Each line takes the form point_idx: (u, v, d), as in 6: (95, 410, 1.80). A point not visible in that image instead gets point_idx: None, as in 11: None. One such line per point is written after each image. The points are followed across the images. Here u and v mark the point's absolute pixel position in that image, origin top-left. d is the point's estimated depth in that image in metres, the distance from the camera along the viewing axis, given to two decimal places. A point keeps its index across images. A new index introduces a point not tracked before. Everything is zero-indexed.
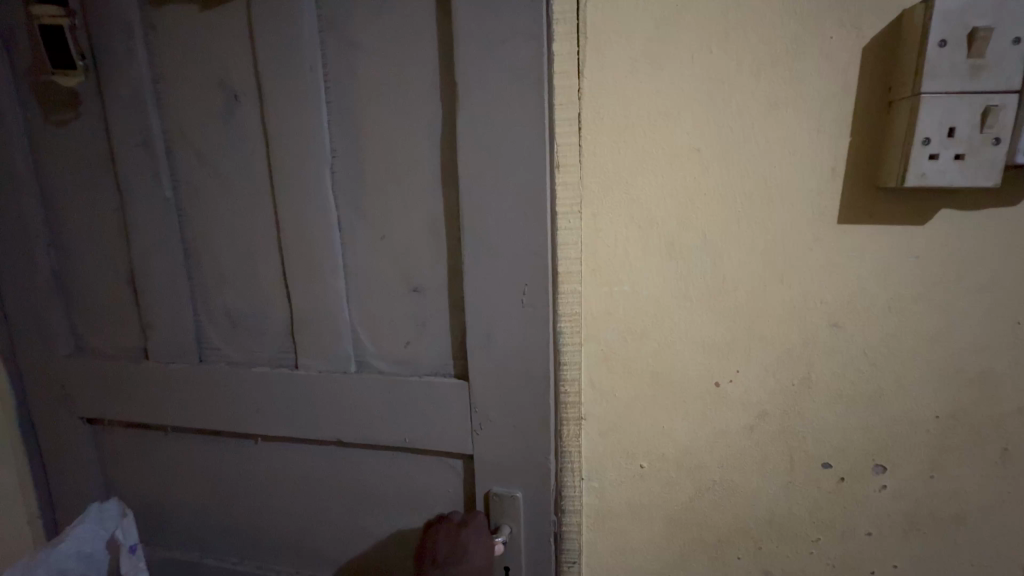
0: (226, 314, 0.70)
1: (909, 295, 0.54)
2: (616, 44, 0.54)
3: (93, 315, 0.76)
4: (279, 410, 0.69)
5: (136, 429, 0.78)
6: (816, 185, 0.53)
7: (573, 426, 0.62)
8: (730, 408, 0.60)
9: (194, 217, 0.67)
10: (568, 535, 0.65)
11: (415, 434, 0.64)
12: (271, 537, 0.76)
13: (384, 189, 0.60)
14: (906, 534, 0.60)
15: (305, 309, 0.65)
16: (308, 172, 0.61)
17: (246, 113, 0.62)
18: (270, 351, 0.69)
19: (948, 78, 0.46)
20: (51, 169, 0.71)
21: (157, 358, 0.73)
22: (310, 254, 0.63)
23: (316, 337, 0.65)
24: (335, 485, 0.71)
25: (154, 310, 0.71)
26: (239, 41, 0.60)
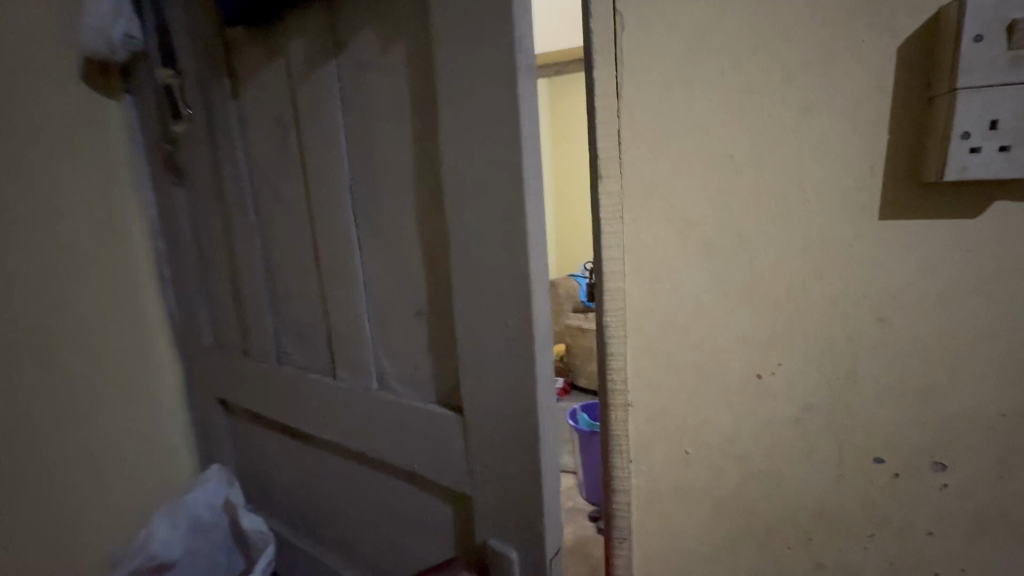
0: (293, 323, 0.84)
1: (964, 288, 0.53)
2: (650, 65, 0.59)
3: (226, 315, 0.96)
4: (325, 415, 0.81)
5: (246, 415, 0.99)
6: (854, 183, 0.55)
7: (619, 412, 0.67)
8: (773, 399, 0.62)
9: (276, 238, 0.82)
10: (619, 514, 0.71)
11: (418, 460, 0.70)
12: (329, 529, 0.90)
13: (399, 223, 0.66)
14: (973, 536, 0.58)
15: (340, 325, 0.77)
16: (339, 206, 0.71)
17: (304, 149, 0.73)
18: (320, 361, 0.83)
19: (987, 72, 0.46)
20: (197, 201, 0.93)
21: (254, 355, 0.92)
22: (346, 277, 0.73)
23: (349, 350, 0.77)
24: (368, 494, 0.80)
25: (258, 315, 0.88)
26: (284, 90, 0.73)
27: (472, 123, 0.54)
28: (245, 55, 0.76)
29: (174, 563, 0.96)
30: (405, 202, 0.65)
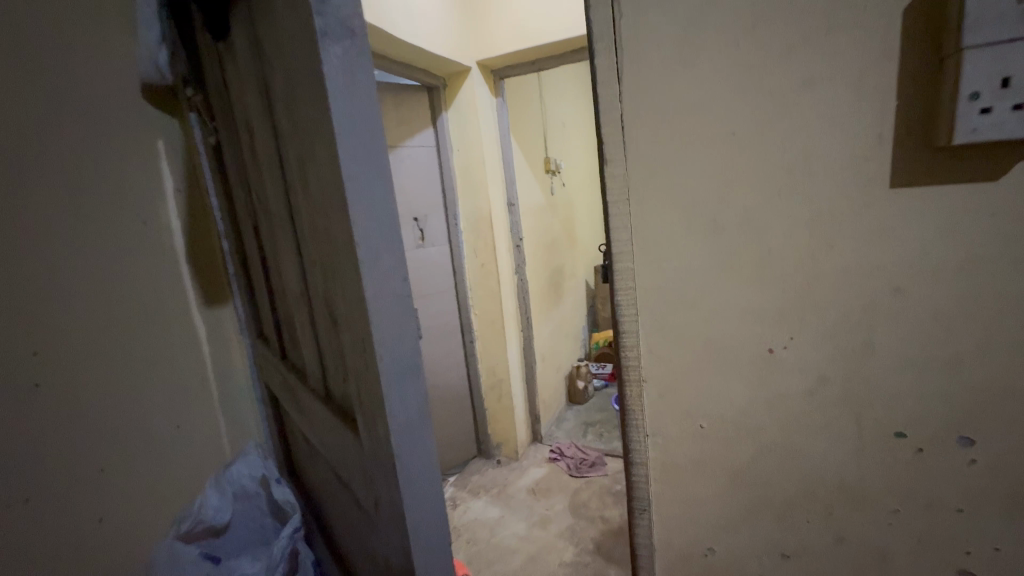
0: (276, 321, 0.88)
1: (986, 255, 0.51)
2: (649, 47, 0.60)
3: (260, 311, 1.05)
4: (299, 417, 0.83)
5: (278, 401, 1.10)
6: (862, 152, 0.54)
7: (635, 387, 0.71)
8: (785, 372, 0.63)
9: (253, 238, 0.87)
10: (639, 485, 0.75)
11: (345, 464, 0.70)
12: (334, 523, 0.94)
13: (292, 220, 0.66)
14: (1007, 512, 0.56)
15: (292, 322, 0.80)
16: (269, 206, 0.73)
17: (249, 155, 0.76)
18: (293, 359, 0.84)
19: (996, 28, 0.44)
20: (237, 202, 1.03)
21: (269, 350, 0.97)
22: (285, 276, 0.76)
23: (298, 347, 0.79)
24: (342, 503, 0.81)
25: (266, 312, 0.94)
26: (231, 94, 0.76)
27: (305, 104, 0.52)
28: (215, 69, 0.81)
29: (228, 527, 1.03)
30: (295, 199, 0.63)
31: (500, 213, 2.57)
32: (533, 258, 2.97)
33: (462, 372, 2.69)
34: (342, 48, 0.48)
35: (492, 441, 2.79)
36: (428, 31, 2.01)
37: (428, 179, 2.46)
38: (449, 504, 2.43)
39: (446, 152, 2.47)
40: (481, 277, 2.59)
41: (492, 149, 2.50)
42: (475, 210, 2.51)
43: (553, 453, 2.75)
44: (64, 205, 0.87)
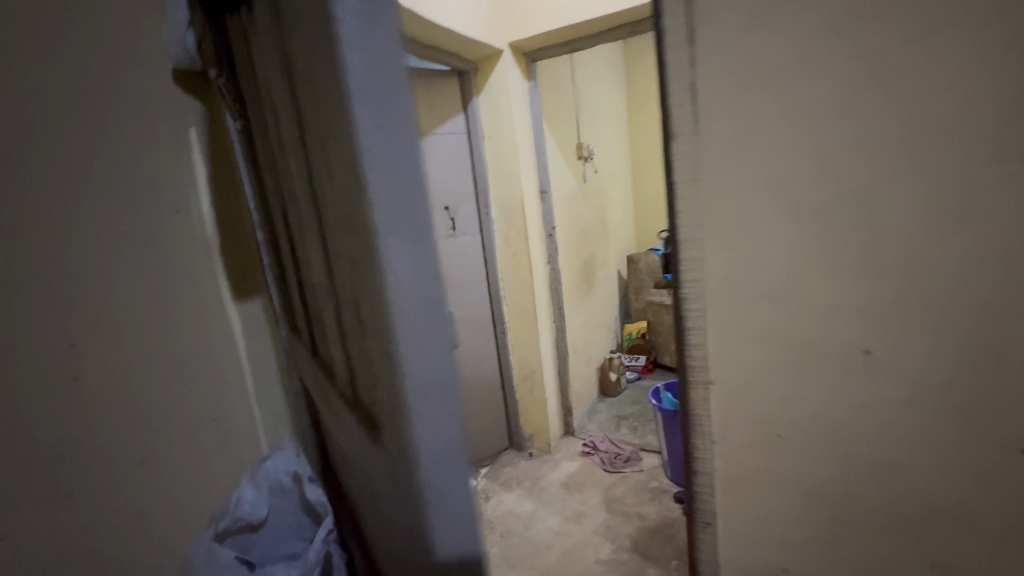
0: (305, 312, 0.85)
1: None
2: None
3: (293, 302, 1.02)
4: (331, 415, 0.81)
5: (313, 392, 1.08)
6: None
7: None
8: None
9: (283, 225, 0.83)
10: None
11: (374, 464, 0.67)
12: (369, 522, 0.90)
13: (313, 213, 0.64)
14: None
15: (318, 316, 0.77)
16: (293, 198, 0.71)
17: (274, 136, 0.72)
18: (321, 354, 0.82)
19: None
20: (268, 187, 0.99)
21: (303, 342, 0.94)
22: (310, 271, 0.73)
23: (326, 343, 0.77)
24: (373, 500, 0.78)
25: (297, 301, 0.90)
26: (257, 70, 0.71)
27: (324, 91, 0.49)
28: (241, 42, 0.76)
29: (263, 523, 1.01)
30: (316, 189, 0.61)
31: (532, 201, 2.50)
32: (566, 247, 2.89)
33: (494, 362, 2.65)
34: (356, 24, 0.45)
35: (525, 433, 2.75)
36: (460, 12, 1.94)
37: (460, 167, 2.40)
38: (481, 496, 2.41)
39: (478, 139, 2.40)
40: (513, 267, 2.53)
41: (524, 135, 2.42)
42: (506, 198, 2.45)
43: (586, 447, 2.70)
44: (102, 192, 0.86)
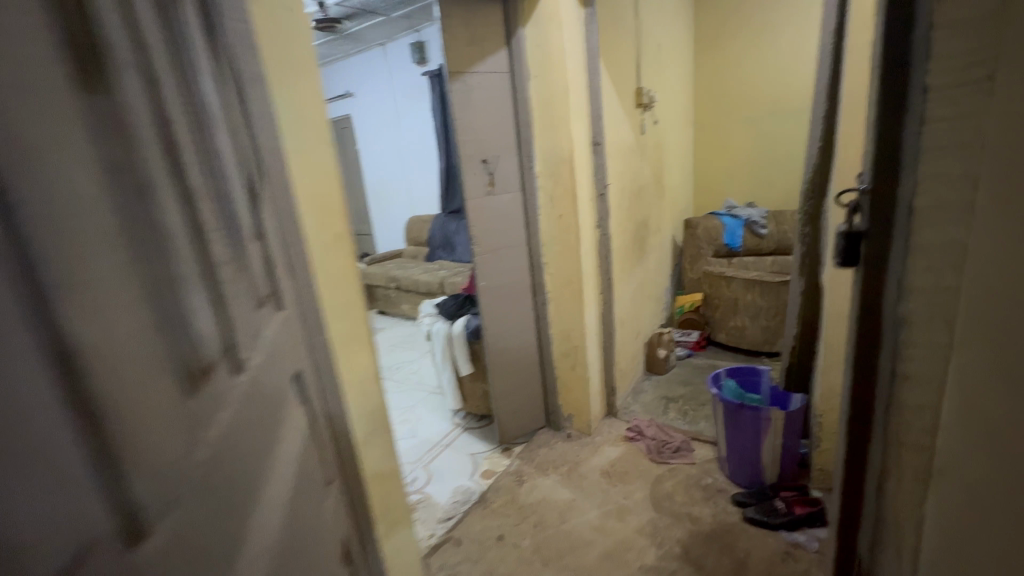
0: (246, 281, 0.62)
1: None
2: None
3: (273, 276, 0.77)
4: (270, 412, 0.62)
5: (311, 381, 0.87)
6: None
7: None
8: None
9: (217, 162, 0.58)
10: None
11: (261, 508, 0.50)
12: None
13: (143, 173, 0.39)
14: None
15: (233, 292, 0.56)
16: (169, 125, 0.46)
17: (146, 20, 0.45)
18: (254, 339, 0.61)
19: None
20: (241, 116, 0.72)
21: (274, 319, 0.73)
22: (206, 231, 0.50)
23: (242, 329, 0.57)
24: (293, 535, 0.60)
25: (255, 268, 0.68)
26: None
27: None
28: None
29: None
30: (109, 142, 0.35)
31: (583, 153, 2.16)
32: (618, 210, 2.56)
33: (533, 335, 2.42)
34: None
35: (563, 413, 2.53)
36: None
37: (500, 113, 2.09)
38: (514, 478, 2.24)
39: (522, 79, 2.06)
40: (559, 231, 2.22)
41: (577, 74, 2.05)
42: (553, 150, 2.10)
43: (631, 431, 2.45)
44: None
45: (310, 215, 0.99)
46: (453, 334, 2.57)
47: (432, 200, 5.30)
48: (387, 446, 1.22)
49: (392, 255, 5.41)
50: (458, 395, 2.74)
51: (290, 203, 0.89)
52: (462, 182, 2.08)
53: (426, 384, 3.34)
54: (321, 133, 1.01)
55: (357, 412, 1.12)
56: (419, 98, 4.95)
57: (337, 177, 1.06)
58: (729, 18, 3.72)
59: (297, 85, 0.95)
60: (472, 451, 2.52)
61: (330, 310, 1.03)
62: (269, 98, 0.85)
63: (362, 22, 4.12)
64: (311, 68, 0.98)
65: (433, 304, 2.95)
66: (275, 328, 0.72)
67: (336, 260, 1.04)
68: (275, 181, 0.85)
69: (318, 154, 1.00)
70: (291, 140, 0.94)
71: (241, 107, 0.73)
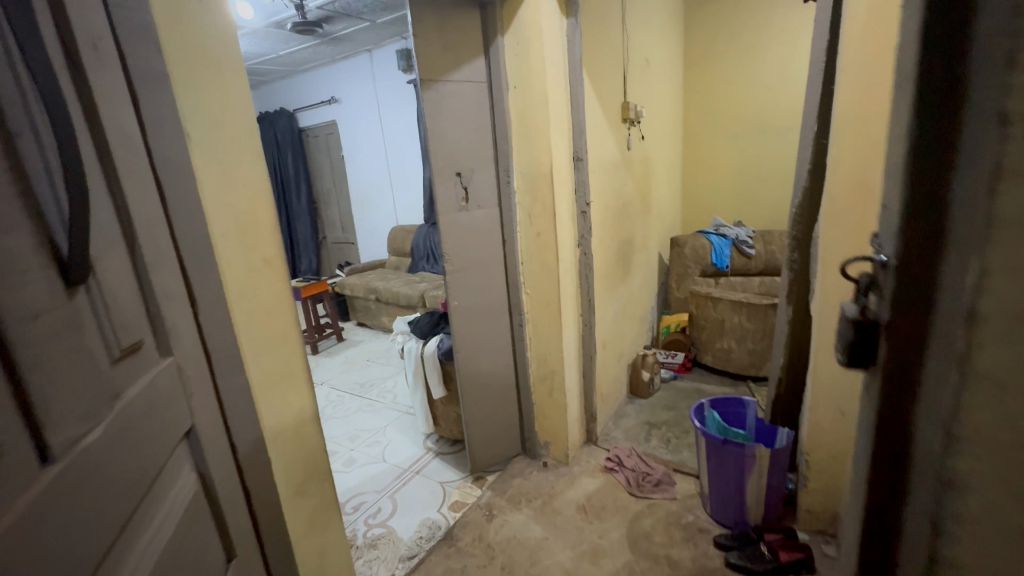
0: (89, 329, 0.49)
1: None
2: None
3: (153, 314, 0.63)
4: (111, 494, 0.49)
5: (213, 434, 0.74)
6: None
7: None
8: None
9: (43, 179, 0.45)
10: None
11: None
12: None
13: None
14: None
15: (41, 344, 0.42)
16: None
17: None
18: (88, 402, 0.47)
19: None
20: (110, 120, 0.59)
21: (150, 369, 0.59)
22: None
23: (56, 394, 0.43)
24: None
25: (114, 309, 0.55)
26: None
27: None
28: None
29: None
30: None
31: (563, 168, 2.05)
32: (601, 227, 2.45)
33: (508, 358, 2.28)
34: None
35: (539, 440, 2.39)
36: None
37: (476, 124, 1.98)
38: (484, 513, 2.09)
39: (500, 89, 1.95)
40: (537, 249, 2.09)
41: (557, 86, 1.95)
42: (532, 165, 1.99)
43: (610, 461, 2.32)
44: None
45: (229, 235, 0.86)
46: (425, 354, 2.43)
47: (417, 210, 5.17)
48: (324, 495, 1.08)
49: (374, 265, 5.26)
50: (430, 418, 2.59)
51: (197, 222, 0.76)
52: (434, 196, 1.96)
53: (400, 403, 3.18)
54: (243, 144, 0.89)
55: (284, 461, 0.97)
56: (405, 106, 4.85)
57: (265, 194, 0.93)
58: (719, 34, 3.67)
59: (213, 88, 0.83)
60: (442, 479, 2.37)
61: (248, 342, 0.89)
62: (168, 102, 0.72)
63: (346, 27, 4.01)
64: (230, 69, 0.86)
65: (406, 322, 2.80)
66: (149, 380, 0.59)
67: (260, 288, 0.91)
68: (172, 197, 0.72)
69: (238, 167, 0.88)
70: (203, 149, 0.81)
71: (112, 108, 0.60)
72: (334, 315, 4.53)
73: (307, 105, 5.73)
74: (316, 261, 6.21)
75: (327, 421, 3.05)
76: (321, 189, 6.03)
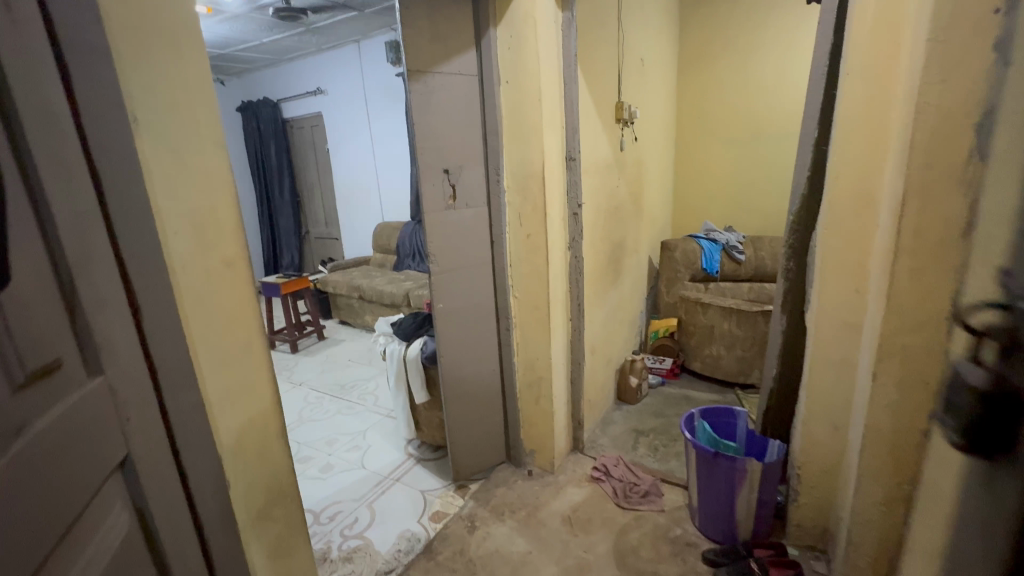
0: None
1: None
2: None
3: (78, 326, 0.54)
4: None
5: (156, 465, 0.65)
6: None
7: None
8: None
9: None
10: None
11: None
12: None
13: None
14: None
15: None
16: None
17: None
18: None
19: None
20: (27, 98, 0.50)
21: (64, 397, 0.50)
22: None
23: None
24: None
25: (17, 328, 0.46)
26: None
27: None
28: None
29: None
30: None
31: (555, 168, 1.97)
32: (593, 230, 2.39)
33: (494, 363, 2.21)
34: None
35: (525, 448, 2.32)
36: None
37: (466, 119, 1.90)
38: (466, 524, 2.01)
39: (491, 84, 1.87)
40: (526, 251, 2.02)
41: (552, 83, 1.87)
42: (523, 164, 1.91)
43: (597, 471, 2.26)
44: None
45: (183, 233, 0.76)
46: (408, 358, 2.34)
47: (404, 206, 5.06)
48: (290, 517, 0.99)
49: (359, 262, 5.13)
50: (412, 423, 2.50)
51: (144, 218, 0.67)
52: (420, 194, 1.87)
53: (381, 406, 3.08)
54: (202, 132, 0.79)
55: (245, 483, 0.88)
56: (394, 99, 4.73)
57: (228, 188, 0.84)
58: (714, 37, 3.63)
59: (167, 67, 0.74)
60: (423, 488, 2.28)
61: (204, 352, 0.80)
62: (109, 85, 0.63)
63: (333, 15, 3.88)
64: (188, 47, 0.77)
65: (390, 323, 2.70)
66: (66, 407, 0.50)
67: (219, 294, 0.82)
68: (113, 190, 0.62)
69: (196, 157, 0.78)
70: (152, 136, 0.72)
71: (34, 85, 0.51)
72: (316, 312, 4.40)
73: (292, 95, 5.56)
74: (299, 256, 6.05)
75: (304, 424, 2.94)
76: (305, 182, 5.87)
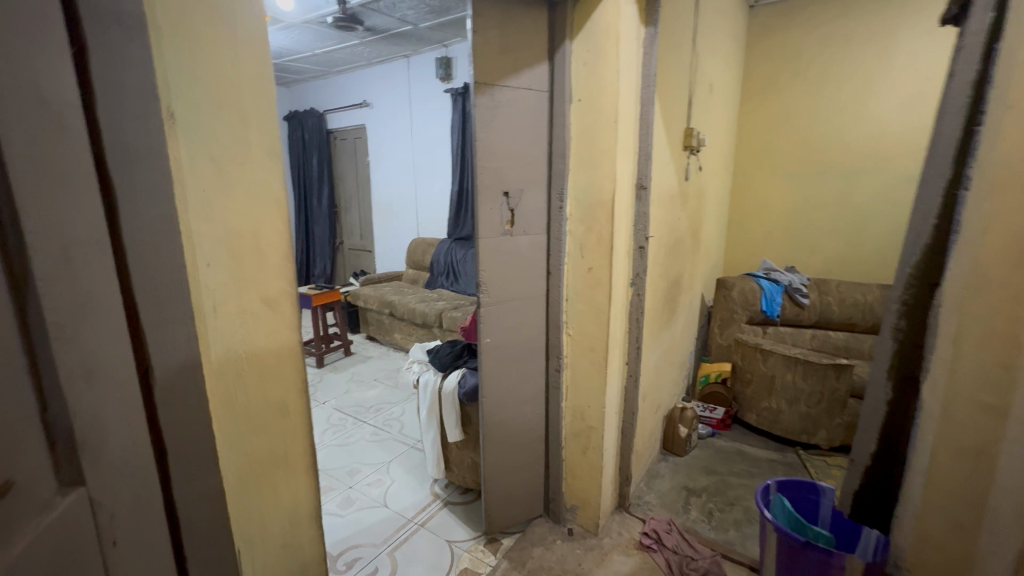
0: None
1: None
2: None
3: (48, 413, 0.36)
4: None
5: None
6: None
7: None
8: None
9: None
10: None
11: None
12: None
13: None
14: None
15: None
16: None
17: None
18: None
19: None
20: (11, 80, 0.34)
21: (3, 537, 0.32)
22: None
23: None
24: None
25: None
26: None
27: None
28: None
29: None
30: None
31: (625, 196, 1.77)
32: (655, 265, 2.16)
33: (540, 406, 2.00)
34: None
35: (566, 503, 2.08)
36: None
37: (531, 138, 1.73)
38: None
39: (562, 101, 1.70)
40: (585, 286, 1.82)
41: (628, 102, 1.68)
42: (590, 190, 1.72)
43: (647, 537, 2.00)
44: None
45: (217, 265, 0.59)
46: (445, 391, 2.15)
47: (441, 223, 4.94)
48: None
49: (390, 276, 5.02)
50: (442, 462, 2.30)
51: (169, 248, 0.50)
52: (476, 217, 1.70)
53: (407, 436, 2.89)
54: (248, 136, 0.62)
55: None
56: (439, 115, 4.66)
57: (276, 206, 0.67)
58: (785, 65, 3.41)
59: (214, 54, 0.57)
60: (450, 538, 2.06)
61: (229, 416, 0.62)
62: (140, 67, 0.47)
63: (388, 28, 3.84)
64: (241, 29, 0.60)
65: (425, 349, 2.53)
66: (0, 566, 0.31)
67: (254, 343, 0.64)
68: (130, 207, 0.45)
69: (239, 166, 0.61)
70: (189, 136, 0.55)
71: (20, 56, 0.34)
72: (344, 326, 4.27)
73: (338, 107, 5.59)
74: (331, 266, 6.01)
75: (326, 449, 2.76)
76: (343, 193, 5.84)
